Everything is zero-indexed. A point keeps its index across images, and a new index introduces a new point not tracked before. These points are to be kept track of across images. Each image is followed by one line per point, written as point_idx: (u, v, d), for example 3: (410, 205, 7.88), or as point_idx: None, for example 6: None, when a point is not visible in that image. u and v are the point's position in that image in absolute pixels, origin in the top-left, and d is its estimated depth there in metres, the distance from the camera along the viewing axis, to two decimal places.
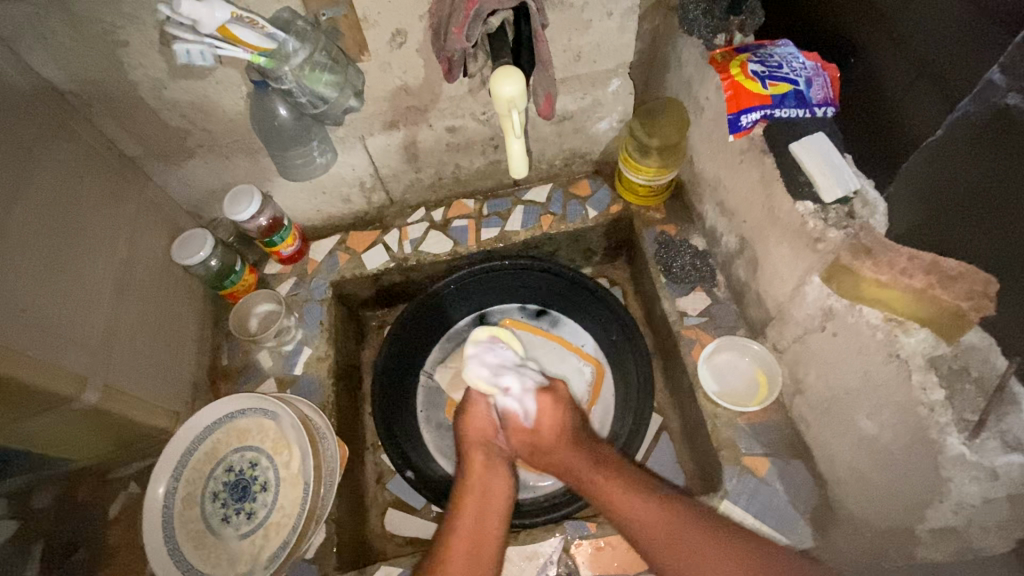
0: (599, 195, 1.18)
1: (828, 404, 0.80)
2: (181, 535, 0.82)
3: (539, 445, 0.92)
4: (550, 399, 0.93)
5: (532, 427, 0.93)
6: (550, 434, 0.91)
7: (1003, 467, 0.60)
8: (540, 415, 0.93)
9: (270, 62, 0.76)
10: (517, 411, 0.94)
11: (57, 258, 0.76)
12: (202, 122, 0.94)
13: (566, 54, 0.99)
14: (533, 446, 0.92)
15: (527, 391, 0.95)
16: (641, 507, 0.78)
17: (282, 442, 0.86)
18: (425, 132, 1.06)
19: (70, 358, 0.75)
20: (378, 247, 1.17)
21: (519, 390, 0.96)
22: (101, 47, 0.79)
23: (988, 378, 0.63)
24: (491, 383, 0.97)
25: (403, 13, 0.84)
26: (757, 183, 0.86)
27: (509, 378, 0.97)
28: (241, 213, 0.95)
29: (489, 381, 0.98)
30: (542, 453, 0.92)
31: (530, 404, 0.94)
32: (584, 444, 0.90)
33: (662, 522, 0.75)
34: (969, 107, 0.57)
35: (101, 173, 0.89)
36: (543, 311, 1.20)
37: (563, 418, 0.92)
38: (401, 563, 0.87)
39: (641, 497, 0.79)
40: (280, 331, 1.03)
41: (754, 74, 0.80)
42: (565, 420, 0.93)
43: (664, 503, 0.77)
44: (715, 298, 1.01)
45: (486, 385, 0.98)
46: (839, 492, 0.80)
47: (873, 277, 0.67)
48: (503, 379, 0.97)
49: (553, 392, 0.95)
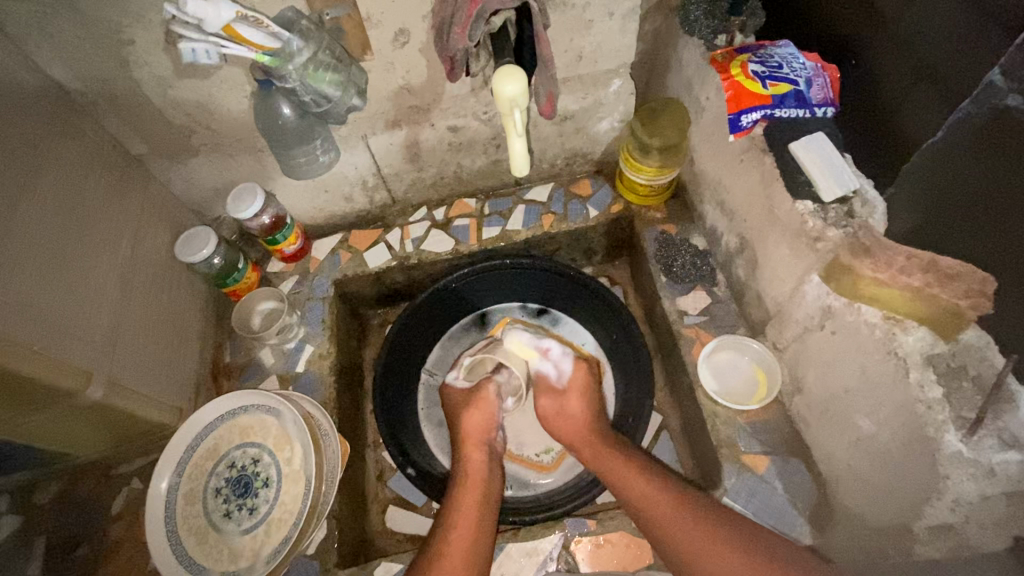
0: (600, 195, 1.18)
1: (828, 403, 0.80)
2: (183, 530, 0.83)
3: (565, 410, 0.95)
4: (583, 372, 0.97)
5: (562, 390, 0.97)
6: (578, 400, 0.95)
7: (999, 464, 0.60)
8: (570, 380, 0.97)
9: (274, 61, 0.77)
10: (553, 373, 0.98)
11: (62, 253, 0.76)
12: (206, 120, 0.95)
13: (567, 54, 1.00)
14: (559, 410, 0.95)
15: (565, 356, 0.99)
16: (643, 494, 0.79)
17: (284, 438, 0.86)
18: (428, 131, 1.07)
19: (74, 353, 0.76)
20: (380, 245, 1.17)
21: (559, 354, 0.99)
22: (107, 46, 0.80)
23: (985, 376, 0.62)
24: (532, 347, 1.00)
25: (405, 13, 0.85)
26: (757, 183, 0.86)
27: (550, 342, 1.00)
28: (245, 211, 0.96)
29: (530, 345, 1.00)
30: (563, 420, 0.95)
31: (566, 368, 0.98)
32: (592, 429, 0.92)
33: (663, 508, 0.76)
34: (970, 108, 0.58)
35: (106, 171, 0.90)
36: (543, 310, 1.22)
37: (583, 395, 0.96)
38: (402, 559, 0.87)
39: (642, 483, 0.80)
40: (282, 329, 1.04)
41: (755, 74, 0.81)
42: (587, 396, 0.96)
43: (663, 492, 0.78)
44: (716, 298, 1.01)
45: (527, 351, 1.00)
46: (838, 491, 0.81)
47: (872, 276, 0.69)
48: (547, 341, 1.00)
49: (586, 368, 0.98)
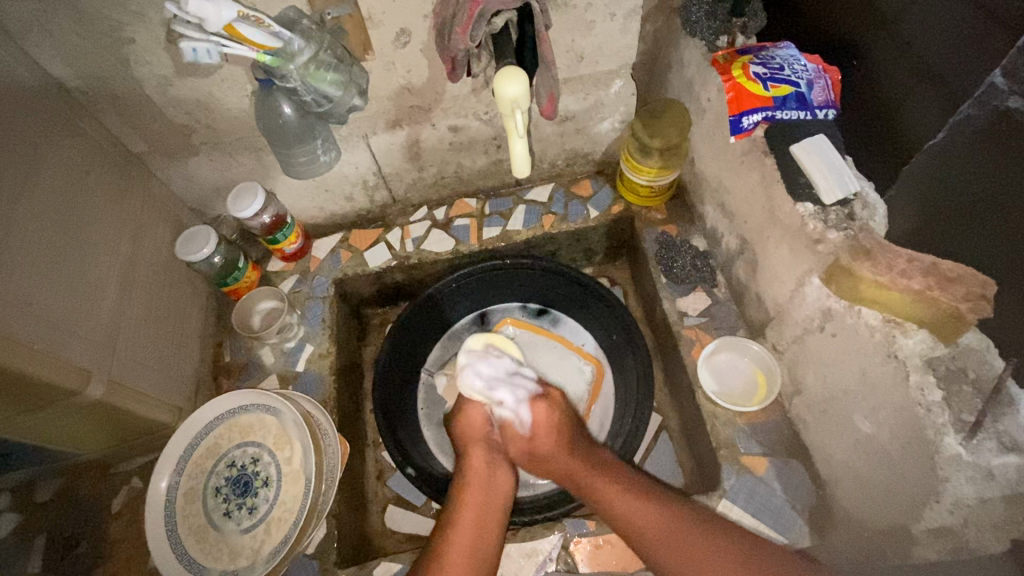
0: (601, 196, 1.18)
1: (826, 405, 0.80)
2: (183, 529, 0.83)
3: (535, 452, 0.90)
4: (544, 407, 0.92)
5: (528, 434, 0.91)
6: (546, 442, 0.90)
7: (998, 467, 0.60)
8: (536, 422, 0.91)
9: (276, 60, 0.77)
10: (513, 420, 0.92)
11: (63, 252, 0.77)
12: (207, 119, 0.95)
13: (569, 54, 1.00)
14: (530, 453, 0.91)
15: (520, 401, 0.92)
16: (641, 510, 0.78)
17: (284, 438, 0.87)
18: (429, 131, 1.07)
19: (74, 352, 0.75)
20: (380, 245, 1.17)
21: (513, 401, 0.93)
22: (108, 44, 0.80)
23: (984, 380, 0.63)
24: (484, 394, 0.95)
25: (406, 12, 0.84)
26: (758, 185, 0.86)
27: (501, 392, 0.94)
28: (245, 210, 0.95)
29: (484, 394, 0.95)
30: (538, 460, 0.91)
31: (525, 414, 0.92)
32: (581, 451, 0.89)
33: (660, 525, 0.75)
34: (970, 110, 0.58)
35: (106, 169, 0.90)
36: (543, 310, 1.22)
37: (556, 427, 0.91)
38: (401, 559, 0.87)
39: (639, 500, 0.79)
40: (282, 328, 1.04)
41: (756, 75, 0.81)
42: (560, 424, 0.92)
43: (662, 507, 0.78)
44: (716, 299, 1.01)
45: (482, 398, 0.95)
46: (836, 492, 0.81)
47: (873, 278, 0.69)
48: (498, 393, 0.94)
49: (548, 400, 0.94)
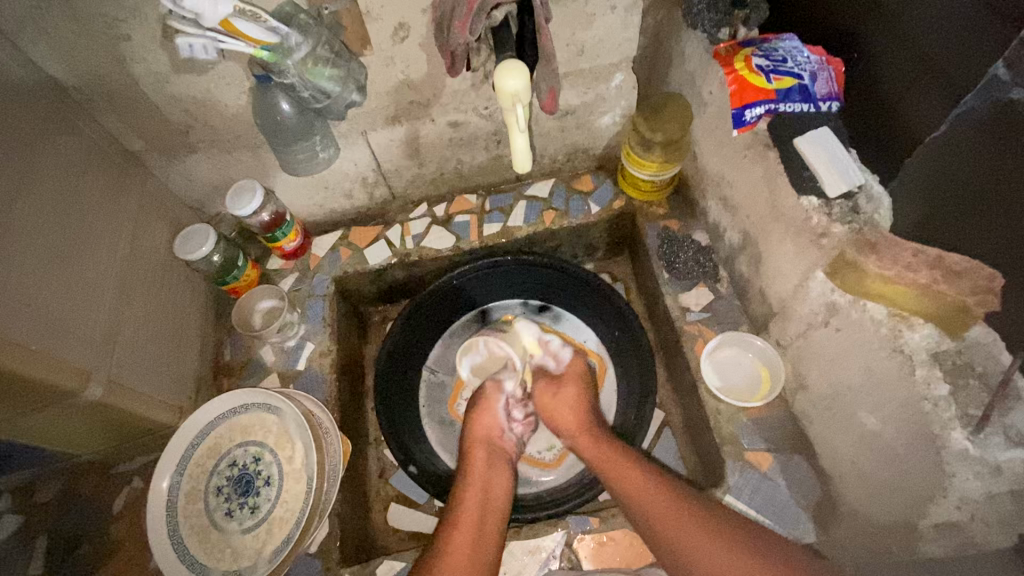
0: (602, 191, 1.17)
1: (830, 400, 0.80)
2: (185, 529, 0.82)
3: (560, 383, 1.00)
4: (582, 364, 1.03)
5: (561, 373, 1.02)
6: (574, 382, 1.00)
7: (1006, 462, 0.60)
8: (570, 367, 1.03)
9: (272, 56, 0.76)
10: (552, 362, 1.05)
11: (61, 249, 0.76)
12: (203, 117, 0.94)
13: (569, 48, 0.99)
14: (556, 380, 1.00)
15: (565, 348, 1.07)
16: (643, 488, 0.79)
17: (285, 437, 0.86)
18: (428, 127, 1.06)
19: (72, 353, 0.75)
20: (380, 242, 1.16)
21: (557, 348, 1.07)
22: (103, 40, 0.79)
23: (992, 374, 0.63)
24: (536, 341, 1.08)
25: (405, 7, 0.84)
26: (761, 179, 0.85)
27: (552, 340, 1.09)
28: (244, 207, 0.94)
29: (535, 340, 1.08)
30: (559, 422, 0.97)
31: (565, 357, 1.05)
32: (594, 430, 0.93)
33: (662, 505, 0.76)
34: (973, 102, 0.58)
35: (104, 168, 0.89)
36: (545, 307, 1.21)
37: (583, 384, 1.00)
38: (404, 557, 0.87)
39: (638, 481, 0.80)
40: (282, 326, 1.03)
41: (759, 68, 0.80)
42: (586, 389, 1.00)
43: (660, 488, 0.79)
44: (719, 294, 1.01)
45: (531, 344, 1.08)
46: (841, 487, 0.81)
47: (878, 273, 0.68)
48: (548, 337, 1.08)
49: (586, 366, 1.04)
